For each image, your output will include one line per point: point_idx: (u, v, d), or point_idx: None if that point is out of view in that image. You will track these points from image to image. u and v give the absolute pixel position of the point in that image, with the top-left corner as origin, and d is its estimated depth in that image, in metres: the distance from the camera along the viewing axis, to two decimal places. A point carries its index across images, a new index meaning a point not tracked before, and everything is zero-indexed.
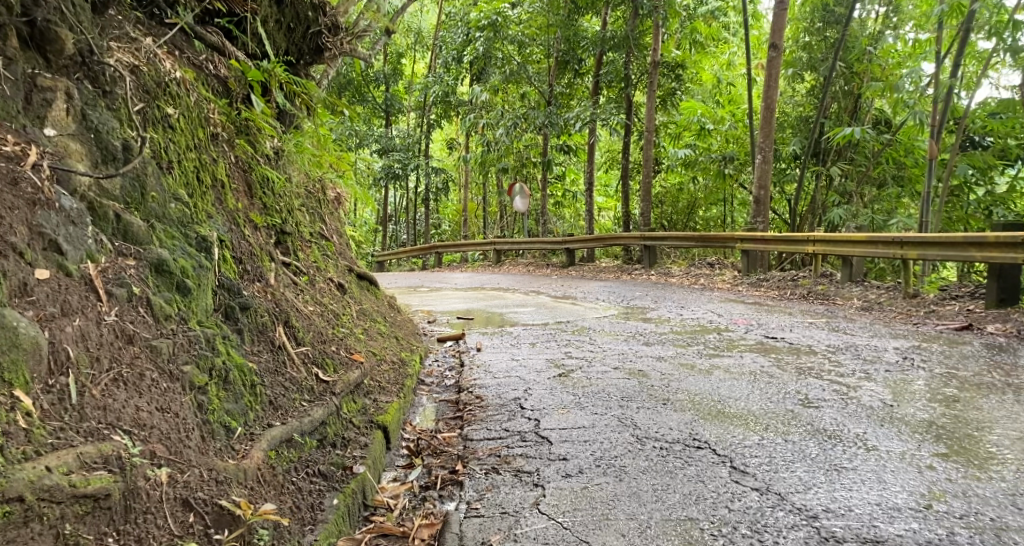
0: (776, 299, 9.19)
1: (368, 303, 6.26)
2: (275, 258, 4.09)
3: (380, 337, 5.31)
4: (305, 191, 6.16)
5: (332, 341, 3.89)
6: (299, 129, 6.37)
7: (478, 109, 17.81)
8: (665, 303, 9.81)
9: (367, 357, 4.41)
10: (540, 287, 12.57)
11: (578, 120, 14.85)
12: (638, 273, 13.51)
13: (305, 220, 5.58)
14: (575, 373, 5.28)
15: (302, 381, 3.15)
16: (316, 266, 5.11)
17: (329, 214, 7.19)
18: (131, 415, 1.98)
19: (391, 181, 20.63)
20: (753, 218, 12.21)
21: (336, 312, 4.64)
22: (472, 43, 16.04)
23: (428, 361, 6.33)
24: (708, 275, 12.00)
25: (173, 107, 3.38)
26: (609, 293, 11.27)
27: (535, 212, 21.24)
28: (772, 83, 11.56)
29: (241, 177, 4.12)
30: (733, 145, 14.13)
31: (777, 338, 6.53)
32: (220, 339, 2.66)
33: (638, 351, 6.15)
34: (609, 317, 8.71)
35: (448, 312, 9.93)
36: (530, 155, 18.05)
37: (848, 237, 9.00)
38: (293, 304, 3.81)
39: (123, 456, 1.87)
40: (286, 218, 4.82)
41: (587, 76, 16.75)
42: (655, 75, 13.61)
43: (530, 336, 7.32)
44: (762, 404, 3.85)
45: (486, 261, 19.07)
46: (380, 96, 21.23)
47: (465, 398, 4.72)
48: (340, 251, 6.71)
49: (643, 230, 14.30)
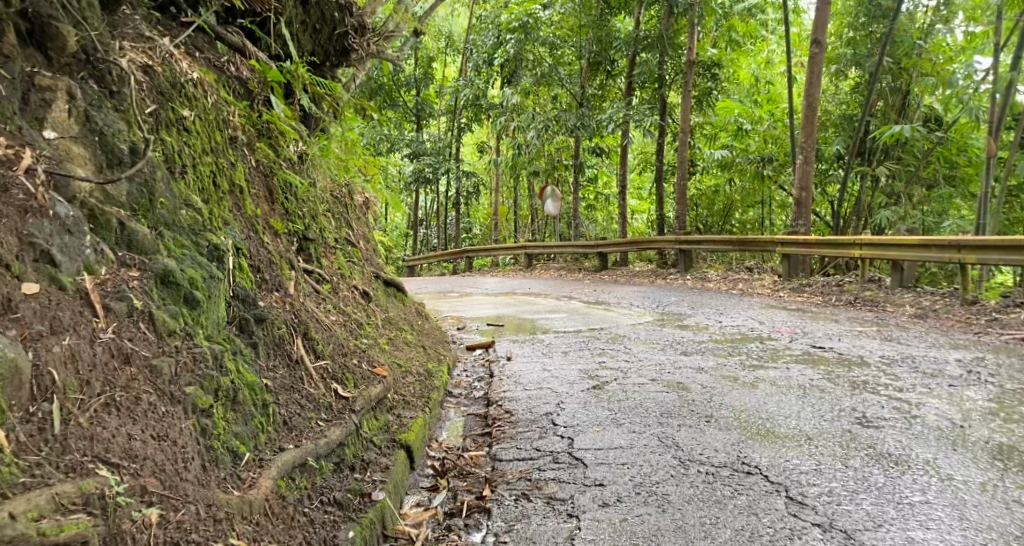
0: (821, 306, 8.83)
1: (395, 311, 6.11)
2: (296, 267, 3.95)
3: (406, 347, 5.14)
4: (331, 196, 6.02)
5: (354, 354, 3.74)
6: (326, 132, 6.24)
7: (509, 112, 17.65)
8: (703, 309, 9.51)
9: (392, 368, 4.25)
10: (572, 292, 12.33)
11: (610, 121, 14.60)
12: (673, 277, 13.19)
13: (330, 226, 5.44)
14: (610, 385, 5.04)
15: (319, 399, 3.00)
16: (339, 274, 4.96)
17: (356, 220, 7.05)
18: (123, 445, 1.81)
19: (422, 185, 20.57)
20: (794, 220, 11.83)
21: (359, 322, 4.49)
22: (502, 46, 15.91)
23: (457, 371, 6.15)
24: (747, 280, 11.64)
25: (188, 109, 3.22)
26: (643, 299, 10.98)
27: (566, 215, 20.98)
28: (814, 81, 11.19)
29: (262, 183, 3.98)
30: (772, 146, 13.72)
31: (824, 348, 6.20)
32: (230, 355, 2.50)
33: (675, 361, 5.90)
34: (643, 323, 8.44)
35: (479, 318, 9.75)
36: (561, 157, 17.83)
37: (898, 240, 8.61)
38: (313, 316, 3.67)
39: (106, 494, 1.68)
40: (309, 224, 4.67)
41: (620, 77, 16.48)
42: (690, 75, 13.32)
43: (562, 344, 7.10)
44: (814, 425, 3.59)
45: (518, 265, 18.87)
46: (411, 100, 21.20)
47: (494, 411, 4.51)
48: (367, 258, 6.57)
49: (678, 233, 13.97)
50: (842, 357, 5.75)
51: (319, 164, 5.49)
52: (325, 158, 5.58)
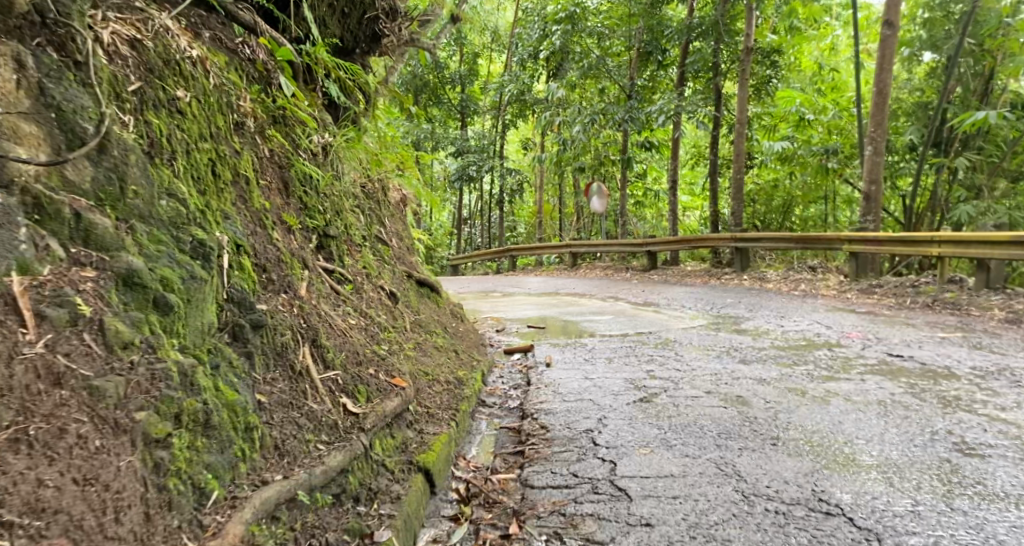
0: (895, 310, 8.18)
1: (427, 314, 5.73)
2: (311, 265, 3.60)
3: (435, 353, 4.75)
4: (360, 192, 5.69)
5: (372, 363, 3.36)
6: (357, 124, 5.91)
7: (555, 107, 17.21)
8: (762, 312, 8.90)
9: (415, 378, 3.86)
10: (619, 293, 11.78)
11: (660, 114, 14.00)
12: (728, 277, 12.53)
13: (357, 223, 5.10)
14: (659, 398, 4.57)
15: (323, 417, 2.63)
16: (363, 274, 4.61)
17: (388, 216, 6.69)
18: (26, 496, 1.59)
19: (467, 183, 20.26)
20: (862, 216, 11.10)
21: (382, 327, 4.12)
22: (549, 38, 15.53)
23: (492, 377, 5.74)
24: (809, 280, 10.92)
25: (183, 89, 2.82)
26: (695, 300, 10.37)
27: (615, 213, 20.35)
28: (885, 66, 10.47)
29: (276, 174, 3.63)
30: (836, 137, 12.92)
31: (903, 358, 5.57)
32: (206, 371, 2.17)
33: (731, 370, 5.37)
34: (696, 327, 7.87)
35: (520, 320, 9.34)
36: (609, 153, 17.23)
37: (985, 237, 7.90)
38: (326, 320, 3.31)
39: None
40: (332, 220, 4.33)
41: (671, 68, 15.83)
42: (747, 63, 12.64)
43: (607, 349, 6.61)
44: (904, 453, 3.06)
45: (564, 264, 18.35)
46: (456, 98, 20.97)
47: (528, 425, 4.08)
48: (399, 256, 6.21)
49: (734, 231, 13.28)
50: (926, 369, 5.12)
51: (344, 157, 5.13)
52: (352, 150, 5.22)
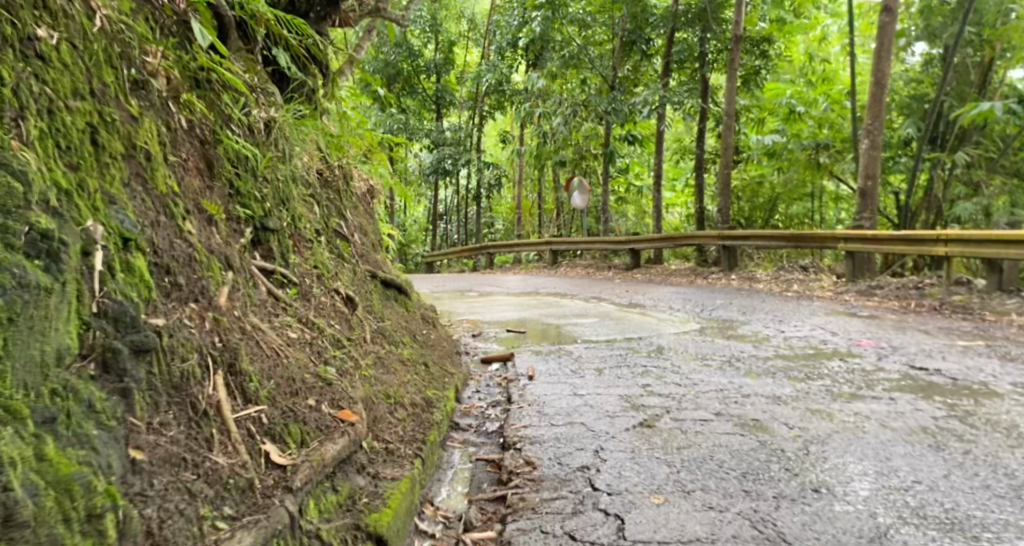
0: (900, 313, 7.61)
1: (392, 320, 4.98)
2: (241, 266, 2.88)
3: (400, 370, 4.02)
4: (314, 180, 4.96)
5: (315, 392, 2.65)
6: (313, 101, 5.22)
7: (535, 98, 16.51)
8: (756, 314, 8.29)
9: (369, 406, 3.13)
10: (602, 293, 11.13)
11: (645, 106, 13.38)
12: (714, 277, 11.91)
13: (308, 215, 4.37)
14: (663, 421, 3.90)
15: (229, 478, 1.95)
16: (312, 275, 3.87)
17: (351, 208, 5.93)
18: None
19: (442, 176, 19.52)
20: (857, 215, 10.50)
21: (332, 342, 3.38)
22: (529, 25, 14.89)
23: (469, 392, 5.04)
24: (801, 281, 10.34)
25: (49, 27, 2.09)
26: (683, 302, 9.73)
27: (596, 209, 19.69)
28: (884, 55, 9.94)
29: (196, 150, 2.89)
30: (826, 132, 12.33)
31: (930, 373, 4.96)
32: (16, 432, 1.50)
33: (739, 384, 4.71)
34: (689, 333, 7.20)
35: (498, 322, 8.65)
36: (590, 147, 16.58)
37: (998, 236, 7.32)
38: (255, 337, 2.59)
39: None
40: (274, 210, 3.60)
41: (656, 58, 15.26)
42: (736, 52, 12.05)
43: (595, 359, 5.93)
44: (987, 508, 2.48)
45: (542, 262, 17.66)
46: (432, 88, 20.27)
47: (510, 459, 3.38)
48: (362, 254, 5.46)
49: (720, 229, 12.66)
50: (961, 386, 4.50)
51: (292, 136, 4.37)
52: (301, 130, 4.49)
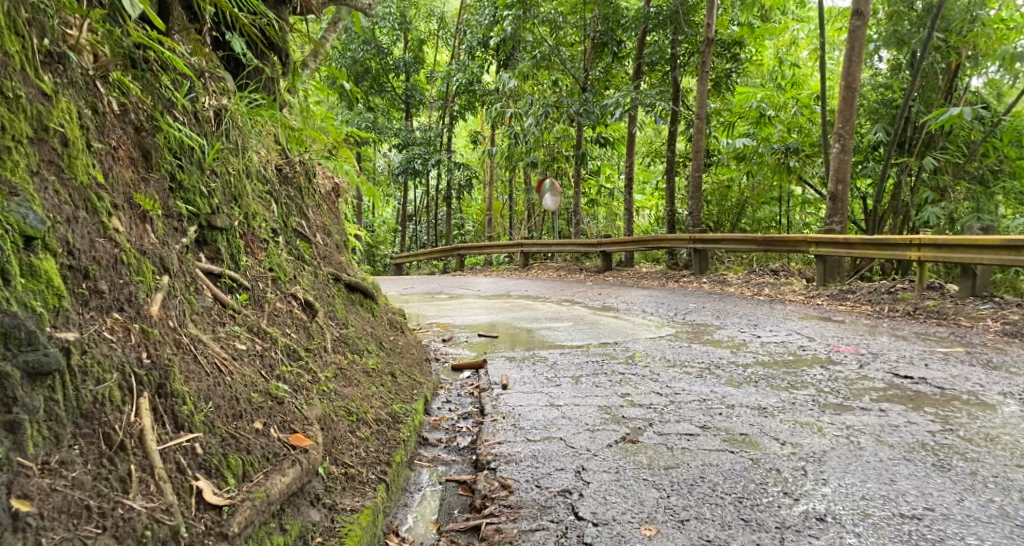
0: (876, 318, 7.47)
1: (355, 327, 4.65)
2: (180, 268, 2.55)
3: (362, 382, 3.70)
4: (270, 174, 4.61)
5: (264, 411, 2.35)
6: (274, 93, 4.88)
7: (505, 98, 16.23)
8: (731, 318, 8.11)
9: (322, 425, 2.81)
10: (575, 296, 10.88)
11: (617, 107, 13.13)
12: (686, 280, 11.73)
13: (262, 212, 4.03)
14: (647, 436, 3.63)
15: (145, 527, 1.69)
16: (266, 278, 3.53)
17: (313, 206, 5.57)
18: None
19: (411, 177, 19.14)
20: (828, 218, 10.15)
21: (286, 354, 3.06)
22: (500, 24, 14.62)
23: (438, 403, 4.74)
24: (774, 285, 10.16)
25: None
26: (657, 306, 9.51)
27: (566, 211, 19.47)
28: (855, 58, 9.57)
29: (130, 137, 2.56)
30: (796, 136, 12.14)
31: (915, 381, 4.66)
32: None
33: (723, 393, 4.47)
34: (664, 339, 6.96)
35: (468, 326, 8.35)
36: (562, 148, 16.39)
37: (973, 241, 7.19)
38: (196, 350, 2.27)
39: None
40: (222, 207, 3.26)
41: (628, 60, 15.07)
42: (708, 55, 11.88)
43: (571, 366, 5.65)
44: None
45: (513, 264, 17.37)
46: (400, 87, 19.91)
47: (483, 482, 3.09)
48: (324, 255, 5.11)
49: (693, 231, 12.49)
50: (949, 396, 4.25)
51: (247, 126, 4.03)
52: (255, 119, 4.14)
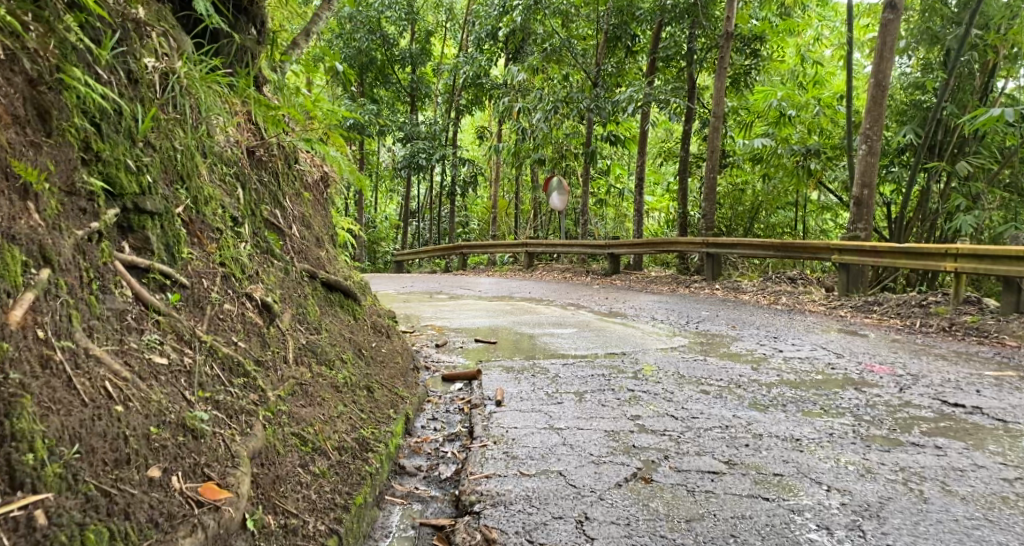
0: (908, 333, 6.86)
1: (329, 332, 4.09)
2: (75, 251, 2.10)
3: (327, 400, 3.15)
4: (235, 154, 4.05)
5: (166, 453, 1.99)
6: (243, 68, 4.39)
7: (513, 92, 15.69)
8: (748, 329, 7.53)
9: (256, 462, 2.26)
10: (580, 300, 10.30)
11: (629, 102, 12.50)
12: (697, 286, 11.12)
13: (220, 195, 3.49)
14: (660, 472, 3.08)
15: None
16: (213, 275, 2.97)
17: (291, 195, 5.02)
18: None
19: (413, 172, 18.60)
20: (851, 224, 9.38)
21: (220, 373, 2.50)
22: (509, 15, 14.21)
23: (420, 421, 4.19)
24: (792, 293, 9.54)
25: None
26: (667, 313, 8.91)
27: (573, 211, 18.83)
28: (884, 56, 8.89)
29: (19, 91, 2.12)
30: (817, 138, 11.56)
31: (969, 411, 4.03)
32: None
33: (746, 417, 3.87)
34: (676, 351, 6.36)
35: (464, 329, 7.80)
36: (571, 145, 15.78)
37: (1015, 252, 6.58)
38: (81, 375, 1.89)
39: None
40: (156, 181, 2.72)
41: (641, 55, 14.51)
42: (727, 49, 11.26)
43: (574, 381, 5.08)
44: None
45: (516, 266, 16.77)
46: (405, 79, 19.41)
47: (461, 534, 2.58)
48: (298, 249, 4.55)
49: (706, 235, 11.87)
50: (1012, 432, 3.63)
51: (206, 95, 3.50)
52: (210, 85, 3.58)
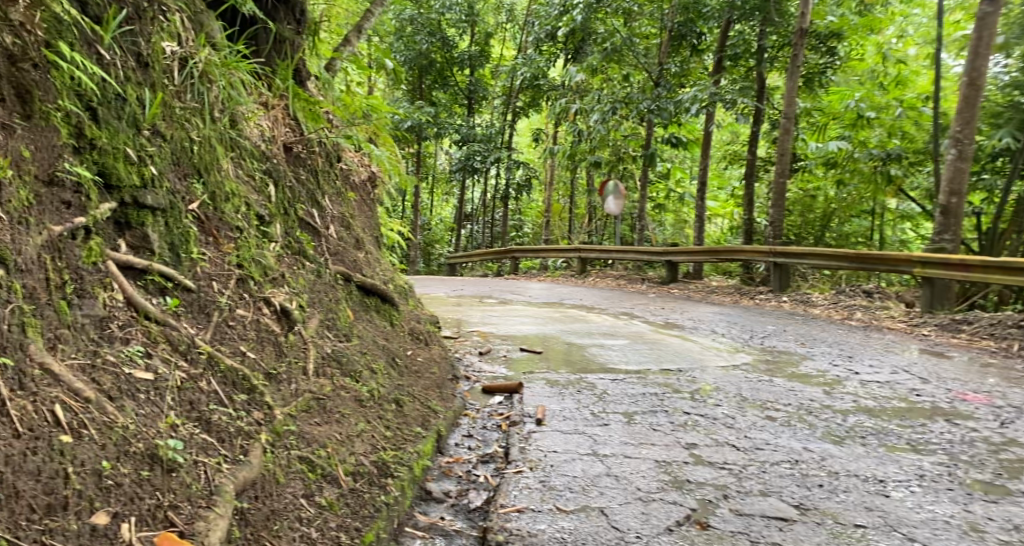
0: (1003, 356, 6.18)
1: (360, 339, 3.82)
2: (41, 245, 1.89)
3: (348, 416, 2.86)
4: (265, 149, 3.82)
5: (121, 494, 1.70)
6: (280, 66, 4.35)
7: (571, 93, 15.35)
8: (818, 346, 6.97)
9: (247, 497, 2.02)
10: (635, 309, 9.86)
11: (692, 103, 11.98)
12: (762, 298, 10.52)
13: (243, 190, 3.26)
14: (720, 515, 2.69)
15: None
16: (227, 278, 2.72)
17: (331, 194, 4.80)
18: None
19: (468, 174, 18.46)
20: (936, 235, 8.64)
21: (221, 393, 2.22)
22: (570, 14, 13.92)
23: (454, 438, 3.89)
24: (867, 308, 8.89)
25: None
26: (729, 326, 8.39)
27: (631, 216, 18.29)
28: (982, 51, 8.14)
29: None
30: (898, 141, 10.68)
31: None
32: None
33: (820, 450, 3.42)
34: (738, 369, 5.87)
35: (512, 337, 7.48)
36: (629, 148, 15.30)
37: None
38: (23, 397, 1.67)
39: None
40: (164, 171, 2.51)
41: (706, 55, 13.96)
42: (801, 48, 10.65)
43: (625, 400, 4.69)
44: None
45: (570, 271, 16.35)
46: (463, 81, 19.30)
47: None
48: (333, 250, 4.31)
49: (773, 244, 11.22)
50: None
51: (235, 87, 3.30)
52: (237, 72, 3.35)
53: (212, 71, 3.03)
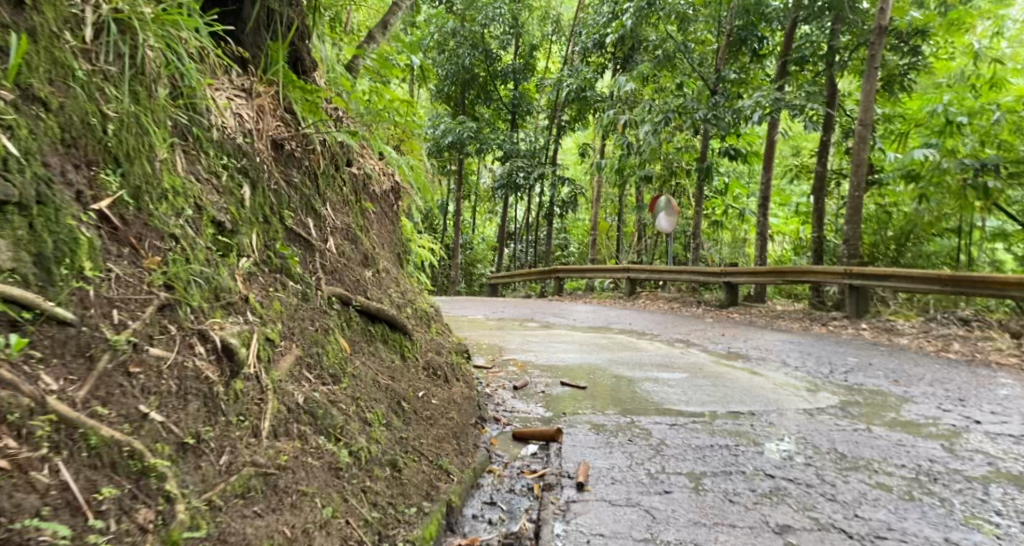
0: None
1: (354, 380, 3.05)
2: None
3: (310, 496, 2.13)
4: (240, 141, 3.08)
5: None
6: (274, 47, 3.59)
7: (620, 104, 14.52)
8: (915, 385, 5.95)
9: None
10: (692, 335, 8.90)
11: (753, 110, 10.96)
12: (835, 325, 9.42)
13: (195, 188, 2.53)
14: None
15: None
16: (140, 305, 2.03)
17: (337, 202, 4.03)
18: None
19: (511, 191, 17.77)
20: None
21: (75, 493, 1.63)
22: (619, 20, 13.12)
23: (470, 508, 3.08)
24: (965, 339, 7.75)
25: None
26: (802, 357, 7.36)
27: (684, 234, 17.26)
28: None
29: None
30: (991, 151, 9.85)
31: None
32: None
33: None
34: (825, 415, 4.88)
35: (553, 367, 6.63)
36: (682, 162, 14.37)
37: None
38: None
39: None
40: (40, 141, 1.97)
41: (767, 61, 13.00)
42: (879, 47, 9.56)
43: (688, 456, 3.80)
44: None
45: (618, 293, 15.39)
46: (508, 95, 18.69)
47: None
48: (329, 268, 3.53)
49: (847, 264, 10.08)
50: None
51: (173, 51, 2.57)
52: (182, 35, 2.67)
53: (124, 15, 2.35)
